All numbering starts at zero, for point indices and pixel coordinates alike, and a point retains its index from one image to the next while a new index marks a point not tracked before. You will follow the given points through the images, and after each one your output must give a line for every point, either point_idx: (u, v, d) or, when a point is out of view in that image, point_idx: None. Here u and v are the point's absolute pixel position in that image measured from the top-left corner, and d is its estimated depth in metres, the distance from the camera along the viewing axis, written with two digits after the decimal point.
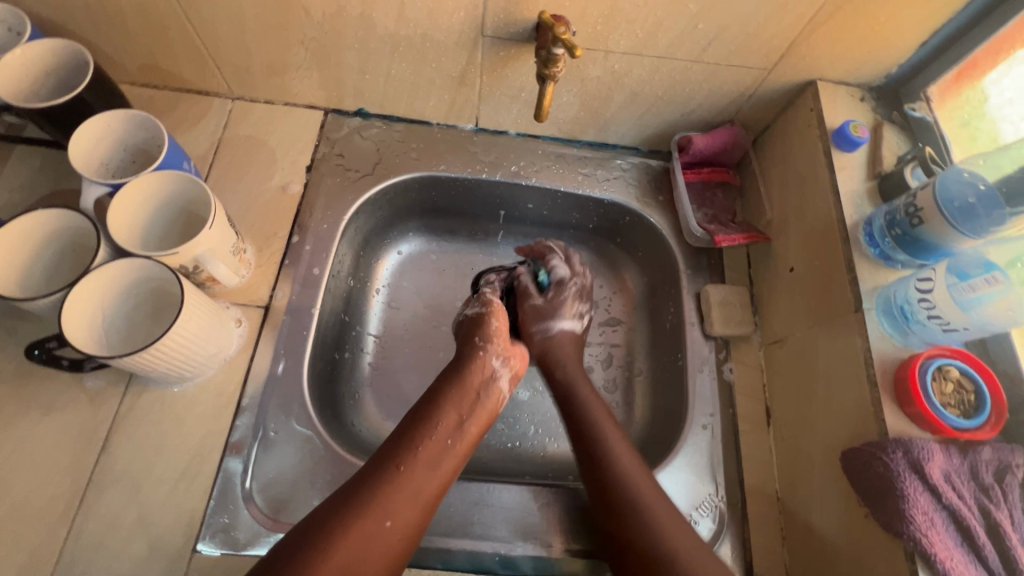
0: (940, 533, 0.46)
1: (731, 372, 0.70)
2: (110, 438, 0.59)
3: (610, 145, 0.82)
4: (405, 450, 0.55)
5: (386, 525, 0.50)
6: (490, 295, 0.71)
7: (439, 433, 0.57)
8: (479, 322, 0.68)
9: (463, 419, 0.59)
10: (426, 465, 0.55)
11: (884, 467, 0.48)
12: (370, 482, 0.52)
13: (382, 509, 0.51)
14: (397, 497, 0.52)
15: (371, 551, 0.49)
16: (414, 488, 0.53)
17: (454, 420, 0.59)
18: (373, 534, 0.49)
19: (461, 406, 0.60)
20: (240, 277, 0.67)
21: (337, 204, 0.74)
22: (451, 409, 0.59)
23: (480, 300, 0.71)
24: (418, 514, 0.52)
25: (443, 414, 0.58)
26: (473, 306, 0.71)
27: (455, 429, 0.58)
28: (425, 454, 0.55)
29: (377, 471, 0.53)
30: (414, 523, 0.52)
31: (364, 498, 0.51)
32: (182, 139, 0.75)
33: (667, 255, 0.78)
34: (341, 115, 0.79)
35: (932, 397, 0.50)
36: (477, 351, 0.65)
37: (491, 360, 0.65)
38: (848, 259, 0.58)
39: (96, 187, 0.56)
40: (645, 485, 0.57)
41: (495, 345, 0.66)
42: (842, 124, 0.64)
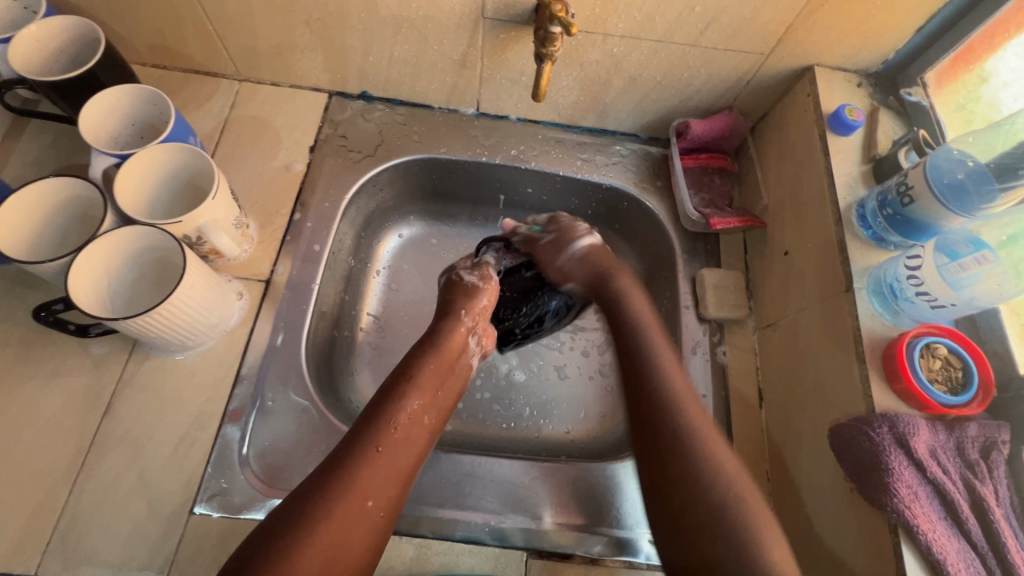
0: (923, 506, 0.46)
1: (725, 355, 0.70)
2: (113, 403, 0.60)
3: (609, 131, 0.83)
4: (381, 428, 0.55)
5: (369, 502, 0.50)
6: (491, 271, 0.74)
7: (412, 410, 0.57)
8: (474, 292, 0.70)
9: (437, 395, 0.61)
10: (403, 442, 0.55)
11: (869, 442, 0.49)
12: (348, 461, 0.51)
13: (364, 486, 0.50)
14: (378, 475, 0.52)
15: (355, 529, 0.48)
16: (392, 466, 0.53)
17: (427, 398, 0.59)
18: (356, 511, 0.49)
19: (434, 383, 0.61)
20: (243, 251, 0.68)
21: (339, 184, 0.76)
22: (425, 386, 0.60)
23: (481, 272, 0.73)
24: (396, 489, 0.53)
25: (417, 390, 0.59)
26: (471, 275, 0.73)
27: (427, 407, 0.59)
28: (402, 432, 0.55)
29: (354, 450, 0.52)
30: (393, 498, 0.52)
31: (344, 477, 0.50)
32: (190, 118, 0.76)
33: (664, 239, 0.79)
34: (346, 98, 0.81)
35: (920, 373, 0.50)
36: (458, 324, 0.67)
37: (469, 333, 0.67)
38: (840, 241, 0.59)
39: (104, 157, 0.58)
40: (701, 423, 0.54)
41: (475, 320, 0.69)
42: (838, 108, 0.64)
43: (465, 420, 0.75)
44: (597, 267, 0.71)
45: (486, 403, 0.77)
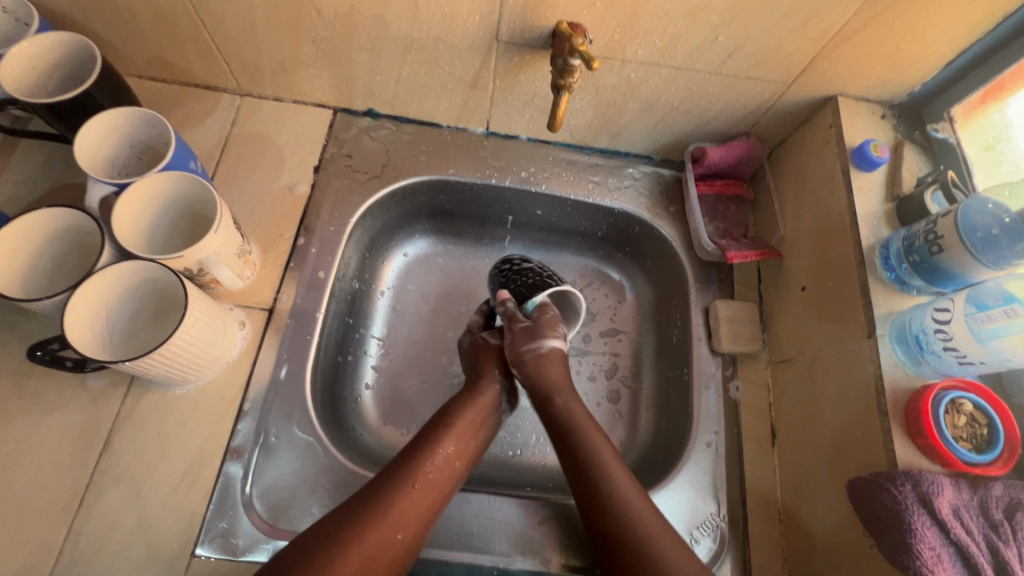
0: (946, 569, 0.45)
1: (738, 390, 0.69)
2: (111, 439, 0.58)
3: (622, 153, 0.81)
4: (420, 466, 0.55)
5: (398, 537, 0.51)
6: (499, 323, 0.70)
7: (446, 454, 0.57)
8: (484, 346, 0.67)
9: (472, 441, 0.60)
10: (436, 485, 0.55)
11: (891, 500, 0.48)
12: (385, 496, 0.52)
13: (395, 520, 0.51)
14: (408, 514, 0.52)
15: (380, 562, 0.49)
16: (423, 507, 0.54)
17: (460, 439, 0.59)
18: (384, 545, 0.50)
19: (471, 428, 0.61)
20: (245, 279, 0.66)
21: (344, 207, 0.73)
22: (462, 431, 0.60)
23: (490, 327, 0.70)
24: (421, 528, 0.53)
25: (453, 435, 0.59)
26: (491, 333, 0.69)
27: (461, 451, 0.59)
28: (436, 473, 0.56)
29: (390, 485, 0.53)
30: (418, 537, 0.53)
31: (377, 511, 0.51)
32: (189, 135, 0.74)
33: (677, 266, 0.77)
34: (351, 114, 0.78)
35: (944, 430, 0.49)
36: (484, 378, 0.65)
37: (498, 388, 0.65)
38: (862, 283, 0.57)
39: (101, 185, 0.55)
40: (669, 538, 0.53)
41: (504, 375, 0.66)
42: (862, 142, 0.62)
43: None
44: (545, 383, 0.63)
45: None
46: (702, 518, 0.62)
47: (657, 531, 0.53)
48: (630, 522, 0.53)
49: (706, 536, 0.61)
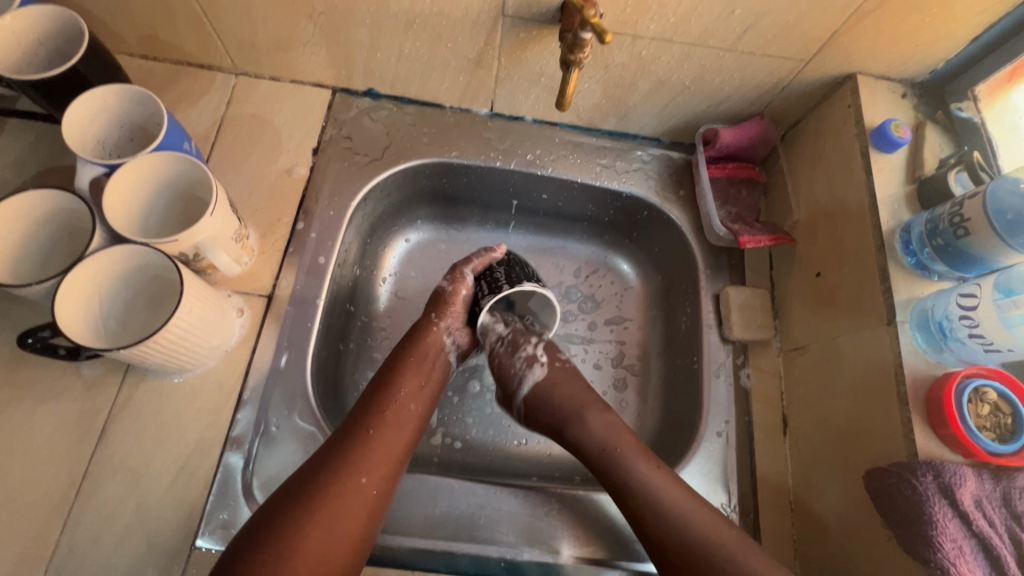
0: (968, 562, 0.44)
1: (749, 378, 0.67)
2: (107, 429, 0.57)
3: (630, 135, 0.78)
4: (372, 412, 0.55)
5: (363, 481, 0.50)
6: (465, 272, 0.67)
7: (400, 395, 0.57)
8: (448, 298, 0.65)
9: (424, 383, 0.59)
10: (394, 427, 0.55)
11: (912, 491, 0.46)
12: (342, 444, 0.52)
13: (356, 466, 0.50)
14: (368, 456, 0.51)
15: (351, 507, 0.48)
16: (385, 447, 0.53)
17: (415, 384, 0.59)
18: (352, 489, 0.49)
19: (420, 371, 0.60)
20: (243, 264, 0.64)
21: (344, 190, 0.71)
22: (412, 373, 0.59)
23: (452, 274, 0.67)
24: (390, 469, 0.52)
25: (403, 379, 0.58)
26: (448, 277, 0.67)
27: (416, 392, 0.58)
28: (391, 414, 0.55)
29: (346, 434, 0.53)
30: (388, 477, 0.52)
31: (336, 461, 0.50)
32: (183, 116, 0.71)
33: (686, 252, 0.75)
34: (350, 95, 0.76)
35: (968, 419, 0.47)
36: (430, 324, 0.64)
37: (444, 334, 0.64)
38: (882, 269, 0.55)
39: (90, 166, 0.52)
40: (692, 505, 0.53)
41: (451, 321, 0.65)
42: (883, 122, 0.60)
43: (475, 438, 0.72)
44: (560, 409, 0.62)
45: (497, 419, 0.74)
46: None
47: (680, 501, 0.53)
48: (644, 488, 0.55)
49: None
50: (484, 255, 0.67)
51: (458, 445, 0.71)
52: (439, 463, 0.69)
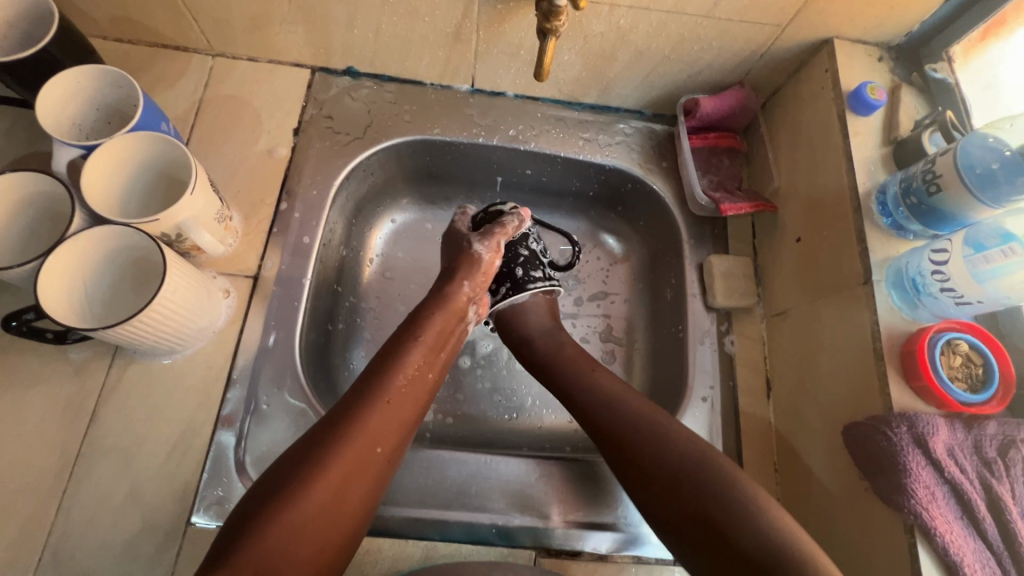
0: (940, 506, 0.45)
1: (733, 345, 0.68)
2: (98, 411, 0.57)
3: (612, 108, 0.78)
4: (391, 379, 0.54)
5: (377, 448, 0.50)
6: (499, 241, 0.67)
7: (415, 365, 0.56)
8: (478, 267, 0.66)
9: (437, 351, 0.59)
10: (410, 394, 0.54)
11: (887, 442, 0.48)
12: (362, 408, 0.51)
13: (371, 432, 0.50)
14: (386, 424, 0.51)
15: (363, 475, 0.49)
16: (401, 416, 0.53)
17: (429, 347, 0.58)
18: (366, 457, 0.49)
19: (437, 337, 0.59)
20: (227, 246, 0.64)
21: (327, 169, 0.71)
22: (429, 339, 0.58)
23: (487, 240, 0.67)
24: (402, 436, 0.53)
25: (421, 345, 0.58)
26: (483, 242, 0.67)
27: (431, 361, 0.58)
28: (406, 381, 0.55)
29: (365, 400, 0.52)
30: (399, 443, 0.53)
31: (356, 425, 0.50)
32: (160, 99, 0.70)
33: (670, 223, 0.76)
34: (330, 74, 0.75)
35: (941, 371, 0.49)
36: (460, 291, 0.63)
37: (469, 303, 0.64)
38: (859, 229, 0.56)
39: (68, 148, 0.53)
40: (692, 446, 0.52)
41: (477, 289, 0.65)
42: (859, 86, 0.60)
43: (466, 412, 0.73)
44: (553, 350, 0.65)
45: (488, 394, 0.75)
46: None
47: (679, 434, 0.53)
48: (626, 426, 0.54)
49: None
50: (512, 225, 0.69)
51: (450, 419, 0.73)
52: (432, 437, 0.71)
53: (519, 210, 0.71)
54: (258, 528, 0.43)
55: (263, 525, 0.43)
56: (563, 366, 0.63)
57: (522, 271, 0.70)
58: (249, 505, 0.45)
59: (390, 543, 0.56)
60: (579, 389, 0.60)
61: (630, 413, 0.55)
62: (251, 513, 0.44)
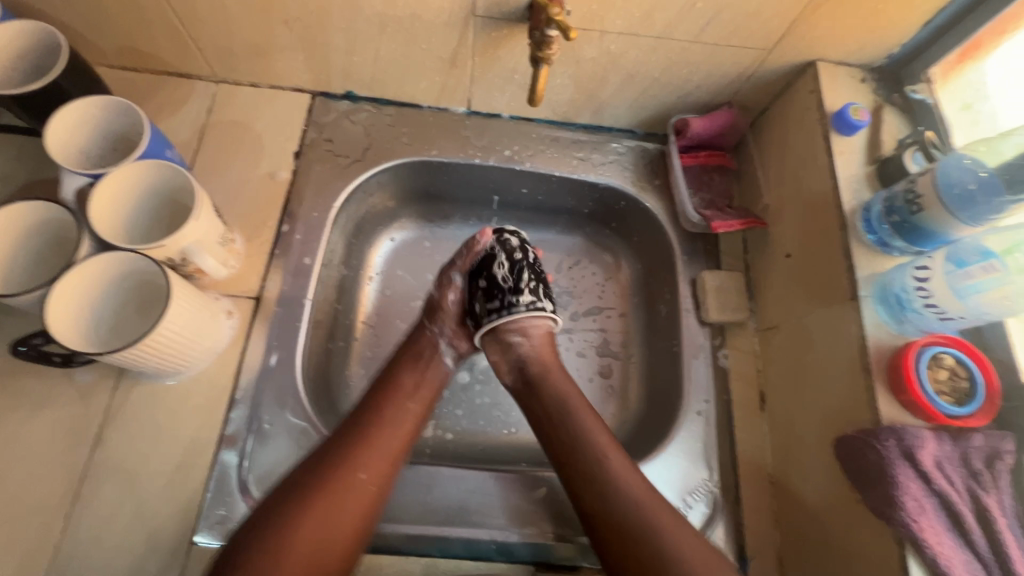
0: (929, 518, 0.47)
1: (726, 358, 0.70)
2: (103, 432, 0.58)
3: (605, 128, 0.80)
4: (371, 412, 0.57)
5: (361, 475, 0.52)
6: (451, 275, 0.68)
7: (398, 399, 0.59)
8: (436, 306, 0.68)
9: (419, 386, 0.61)
10: (391, 426, 0.57)
11: (876, 455, 0.49)
12: (341, 441, 0.54)
13: (352, 460, 0.52)
14: (369, 454, 0.54)
15: (348, 503, 0.51)
16: (384, 445, 0.55)
17: (410, 384, 0.61)
18: (349, 486, 0.51)
19: (415, 373, 0.62)
20: (230, 267, 0.66)
21: (327, 191, 0.72)
22: (407, 376, 0.62)
23: (439, 280, 0.69)
24: (389, 465, 0.54)
25: (401, 380, 0.61)
26: (455, 276, 0.68)
27: (412, 394, 0.60)
28: (388, 413, 0.58)
29: (347, 433, 0.55)
30: (387, 473, 0.54)
31: (336, 456, 0.53)
32: (164, 125, 0.72)
33: (663, 240, 0.77)
34: (329, 98, 0.77)
35: (926, 384, 0.50)
36: (423, 330, 0.66)
37: (437, 338, 0.66)
38: (845, 246, 0.58)
39: (76, 176, 0.54)
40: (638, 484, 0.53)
41: (443, 327, 0.67)
42: (842, 107, 0.62)
43: (465, 429, 0.74)
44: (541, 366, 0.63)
45: (487, 410, 0.76)
46: (695, 484, 0.63)
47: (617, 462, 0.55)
48: (586, 441, 0.57)
49: (700, 500, 0.62)
50: (471, 252, 0.68)
51: (450, 436, 0.73)
52: (431, 453, 0.71)
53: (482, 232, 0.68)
54: (241, 556, 0.45)
55: (246, 553, 0.46)
56: (546, 384, 0.62)
57: (498, 298, 0.65)
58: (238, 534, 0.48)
59: (389, 560, 0.58)
60: (565, 411, 0.60)
61: (591, 435, 0.57)
62: (236, 545, 0.46)
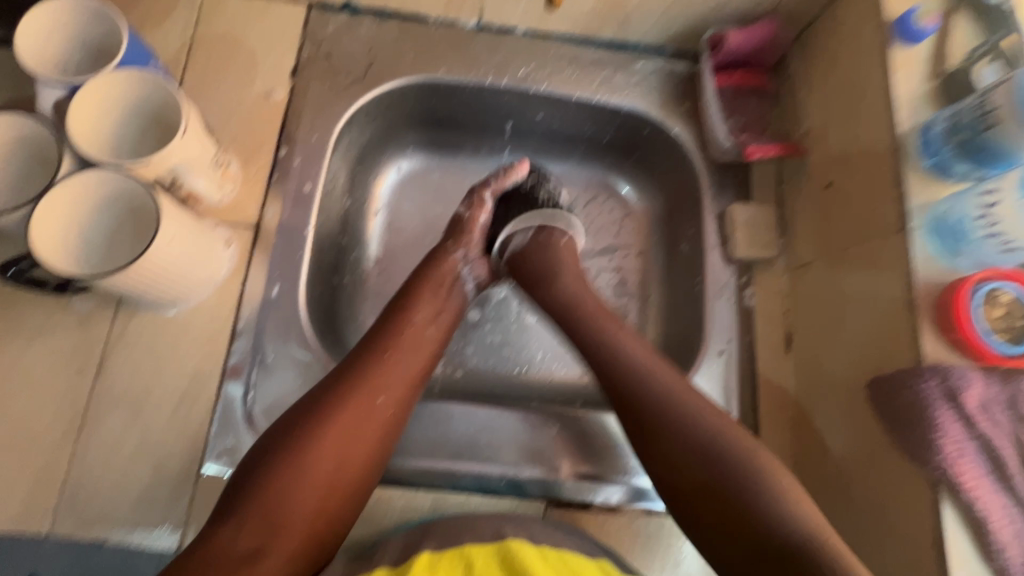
0: (968, 462, 0.44)
1: (752, 298, 0.66)
2: (104, 362, 0.57)
3: (630, 45, 0.73)
4: (390, 336, 0.54)
5: (379, 401, 0.50)
6: (483, 197, 0.64)
7: (417, 322, 0.56)
8: (464, 226, 0.64)
9: (440, 311, 0.58)
10: (410, 351, 0.54)
11: (915, 396, 0.46)
12: (359, 364, 0.52)
13: (368, 386, 0.50)
14: (386, 377, 0.51)
15: (366, 426, 0.49)
16: (401, 370, 0.53)
17: (429, 312, 0.57)
18: (366, 411, 0.49)
19: (437, 298, 0.59)
20: (225, 194, 0.62)
21: (327, 113, 0.67)
22: (427, 302, 0.58)
23: (470, 199, 0.65)
24: (406, 391, 0.52)
25: (420, 304, 0.57)
26: (465, 202, 0.65)
27: (432, 318, 0.57)
28: (408, 338, 0.55)
29: (364, 356, 0.52)
30: (404, 399, 0.52)
31: (353, 380, 0.50)
32: (149, 38, 0.66)
33: (690, 170, 0.71)
34: (327, 10, 0.70)
35: (979, 323, 0.46)
36: (446, 253, 0.62)
37: (459, 263, 0.62)
38: (898, 171, 0.52)
39: (52, 88, 0.50)
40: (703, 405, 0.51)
41: (467, 250, 0.63)
42: (907, 11, 0.54)
43: (475, 367, 0.72)
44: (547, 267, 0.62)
45: (498, 348, 0.73)
46: None
47: (655, 368, 0.54)
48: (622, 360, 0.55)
49: None
50: (506, 174, 0.65)
51: (459, 373, 0.71)
52: (441, 390, 0.70)
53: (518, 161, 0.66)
54: (256, 481, 0.45)
55: (261, 476, 0.45)
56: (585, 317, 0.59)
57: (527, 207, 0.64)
58: (250, 457, 0.47)
59: (400, 492, 0.57)
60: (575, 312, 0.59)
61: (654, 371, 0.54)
62: (251, 466, 0.46)
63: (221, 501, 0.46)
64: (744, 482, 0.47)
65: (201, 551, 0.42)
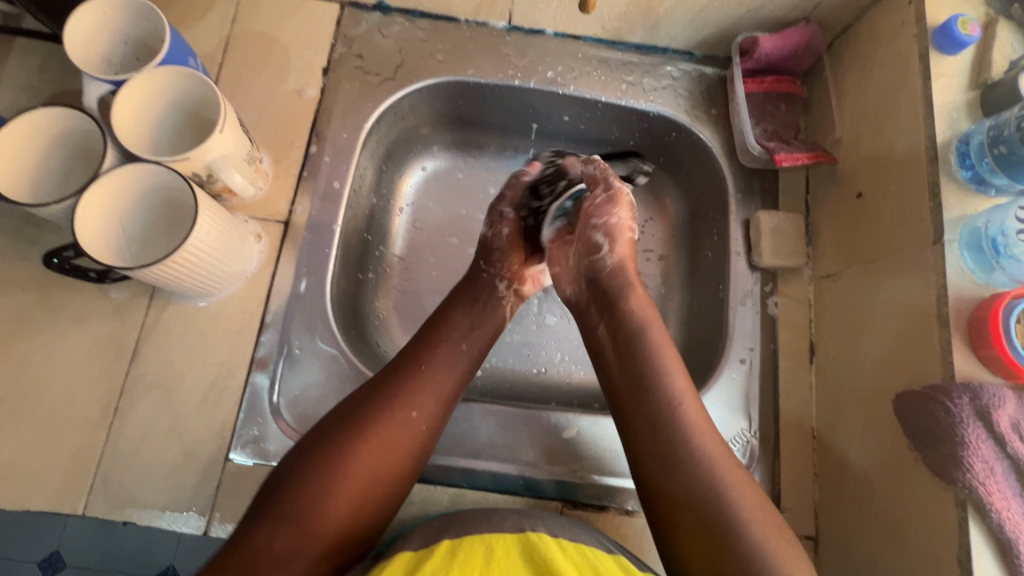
0: (998, 482, 0.43)
1: (776, 306, 0.65)
2: (138, 349, 0.59)
3: (660, 48, 0.72)
4: (426, 349, 0.55)
5: (414, 415, 0.50)
6: (501, 209, 0.65)
7: (453, 335, 0.57)
8: (491, 244, 0.64)
9: (476, 324, 0.59)
10: (447, 366, 0.55)
11: (945, 413, 0.45)
12: (397, 378, 0.52)
13: (407, 399, 0.51)
14: (422, 391, 0.52)
15: (401, 439, 0.49)
16: (436, 384, 0.53)
17: (465, 323, 0.58)
18: (401, 425, 0.50)
19: (472, 310, 0.60)
20: (257, 189, 0.63)
21: (356, 112, 0.68)
22: (462, 313, 0.59)
23: (490, 217, 0.65)
24: (441, 408, 0.53)
25: (456, 316, 0.58)
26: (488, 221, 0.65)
27: (467, 332, 0.58)
28: (443, 351, 0.55)
29: (399, 370, 0.53)
30: (439, 415, 0.53)
31: (390, 393, 0.51)
32: (188, 34, 0.68)
33: (716, 175, 0.71)
34: (359, 9, 0.71)
35: (1015, 341, 0.45)
36: (478, 273, 0.63)
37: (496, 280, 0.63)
38: (933, 182, 0.51)
39: (98, 84, 0.52)
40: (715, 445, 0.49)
41: (500, 268, 0.63)
42: (949, 18, 0.53)
43: (494, 365, 0.73)
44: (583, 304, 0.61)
45: (518, 348, 0.74)
46: (732, 434, 0.60)
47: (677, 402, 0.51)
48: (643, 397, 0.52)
49: (735, 450, 0.60)
50: (517, 182, 0.65)
51: (479, 372, 0.72)
52: None
53: (528, 162, 0.67)
54: (289, 489, 0.45)
55: (294, 486, 0.45)
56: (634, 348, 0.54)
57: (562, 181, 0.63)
58: (285, 467, 0.47)
59: (419, 487, 0.57)
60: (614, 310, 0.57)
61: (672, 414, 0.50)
62: (284, 474, 0.47)
63: (253, 504, 0.46)
64: (726, 494, 0.46)
65: (235, 556, 0.43)
